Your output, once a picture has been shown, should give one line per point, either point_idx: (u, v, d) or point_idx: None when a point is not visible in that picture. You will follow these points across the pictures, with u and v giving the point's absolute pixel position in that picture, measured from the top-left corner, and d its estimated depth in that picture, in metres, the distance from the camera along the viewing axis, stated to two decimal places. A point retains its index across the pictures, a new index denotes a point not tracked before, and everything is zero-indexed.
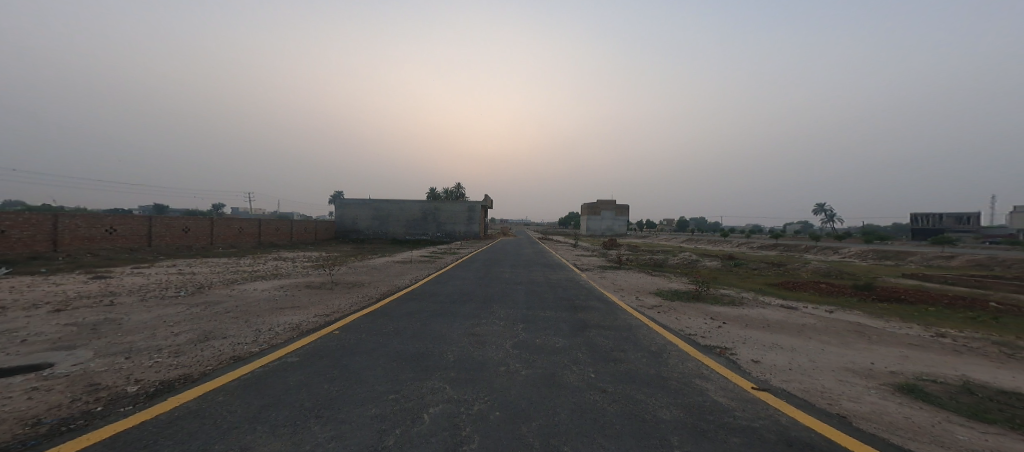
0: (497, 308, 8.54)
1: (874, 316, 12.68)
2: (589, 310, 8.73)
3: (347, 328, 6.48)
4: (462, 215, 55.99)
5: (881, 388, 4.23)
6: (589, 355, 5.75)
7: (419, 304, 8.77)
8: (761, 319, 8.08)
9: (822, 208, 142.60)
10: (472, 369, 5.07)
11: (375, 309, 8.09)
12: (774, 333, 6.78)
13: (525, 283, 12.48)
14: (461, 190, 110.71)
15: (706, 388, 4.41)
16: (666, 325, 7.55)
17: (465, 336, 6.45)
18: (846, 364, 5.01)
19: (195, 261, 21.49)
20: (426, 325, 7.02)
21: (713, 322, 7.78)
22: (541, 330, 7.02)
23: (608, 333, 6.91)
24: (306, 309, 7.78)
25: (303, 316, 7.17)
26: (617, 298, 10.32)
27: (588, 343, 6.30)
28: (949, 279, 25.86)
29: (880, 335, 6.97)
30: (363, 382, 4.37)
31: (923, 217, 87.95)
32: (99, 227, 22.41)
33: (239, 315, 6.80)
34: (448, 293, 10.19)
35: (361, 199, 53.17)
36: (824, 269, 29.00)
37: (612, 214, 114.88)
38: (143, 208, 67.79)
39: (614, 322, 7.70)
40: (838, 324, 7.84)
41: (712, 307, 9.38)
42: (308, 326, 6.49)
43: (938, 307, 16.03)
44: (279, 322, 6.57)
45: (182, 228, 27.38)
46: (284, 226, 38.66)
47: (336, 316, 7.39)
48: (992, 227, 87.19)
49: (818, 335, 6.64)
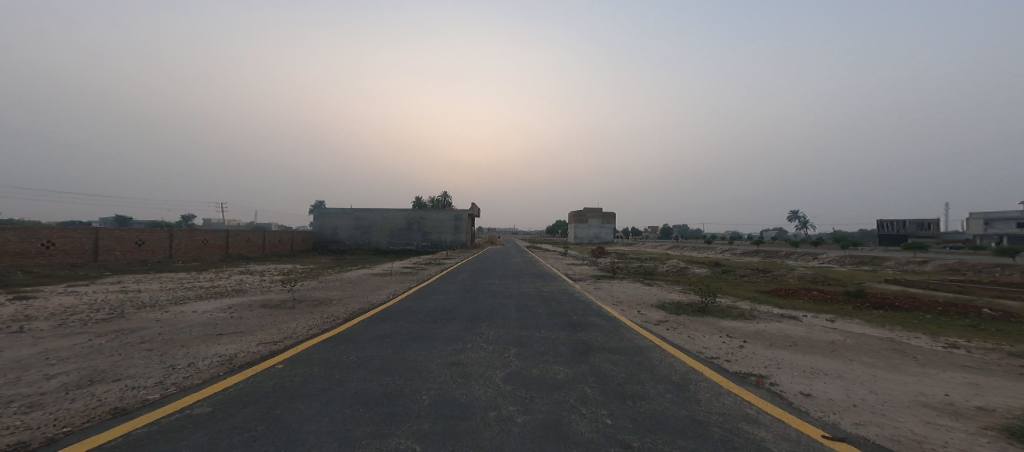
0: (484, 329, 7.35)
1: (879, 326, 12.07)
2: (589, 329, 7.61)
3: (293, 361, 5.13)
4: (448, 224, 54.39)
5: (988, 433, 3.23)
6: (601, 392, 4.65)
7: (393, 325, 7.53)
8: (783, 335, 7.12)
9: (795, 216, 146.57)
10: (452, 418, 3.87)
11: (337, 332, 6.83)
12: (806, 353, 5.80)
13: (515, 296, 11.34)
14: (448, 198, 109.46)
15: (761, 438, 3.34)
16: (679, 346, 6.48)
17: (445, 367, 5.24)
18: (919, 398, 4.01)
19: (144, 278, 19.40)
20: (398, 353, 5.77)
21: (732, 340, 6.76)
22: (537, 355, 5.89)
23: (617, 358, 5.84)
24: (252, 335, 6.44)
25: (243, 344, 5.88)
26: (617, 313, 9.22)
27: (596, 373, 5.21)
28: (932, 284, 26.02)
29: (924, 354, 6.06)
30: (298, 444, 3.14)
31: (890, 225, 91.16)
32: (35, 241, 20.17)
33: (155, 348, 5.46)
34: (428, 310, 8.95)
35: (340, 208, 51.15)
36: (811, 275, 28.88)
37: (598, 222, 115.24)
38: (99, 220, 63.43)
39: (620, 343, 6.65)
40: (871, 341, 6.89)
41: (725, 323, 8.37)
42: (242, 359, 5.17)
43: (933, 314, 15.66)
44: (206, 355, 5.25)
45: (135, 240, 25.10)
46: (256, 238, 36.42)
47: (286, 343, 6.10)
48: (954, 233, 91.34)
49: (858, 356, 5.66)
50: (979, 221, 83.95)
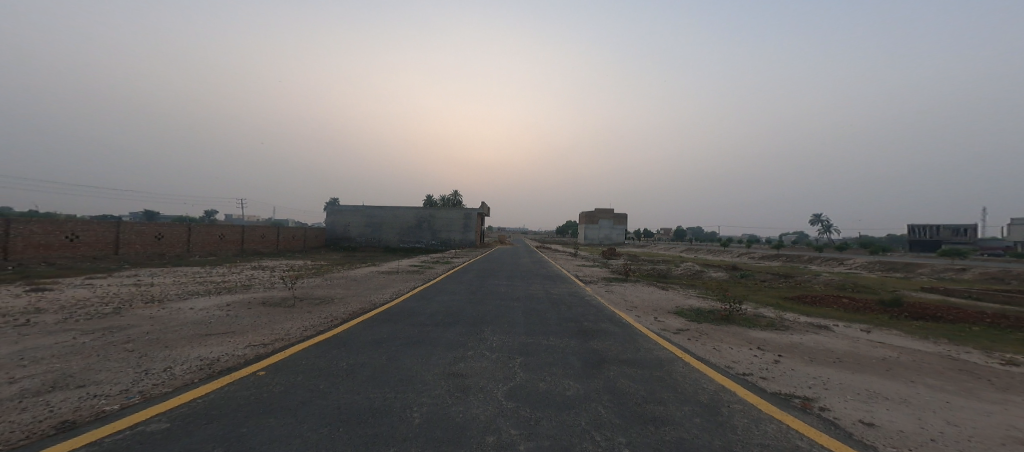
0: (487, 334, 6.83)
1: (920, 339, 11.06)
2: (602, 337, 7.01)
3: (276, 368, 4.71)
4: (457, 223, 54.16)
5: None
6: (616, 414, 4.05)
7: (392, 327, 7.09)
8: (823, 349, 6.37)
9: (817, 220, 142.07)
10: (444, 441, 3.36)
11: (332, 335, 6.43)
12: (855, 372, 5.07)
13: (523, 298, 10.80)
14: (460, 197, 109.75)
15: None
16: (704, 358, 5.83)
17: (442, 379, 4.74)
18: (1011, 433, 3.30)
19: (160, 271, 19.62)
20: (393, 360, 5.30)
21: (763, 354, 6.07)
22: (545, 366, 5.35)
23: (634, 372, 5.25)
24: (241, 336, 6.10)
25: (229, 346, 5.51)
26: (632, 319, 8.56)
27: (611, 391, 4.62)
28: (972, 293, 24.32)
29: (995, 376, 5.26)
30: None
31: (920, 230, 86.91)
32: (58, 234, 20.60)
33: (135, 350, 5.15)
34: (431, 312, 8.50)
35: (353, 205, 51.53)
36: (837, 281, 27.41)
37: (612, 223, 113.74)
38: (130, 214, 65.74)
39: (637, 354, 6.03)
40: (928, 358, 6.08)
41: (753, 332, 7.63)
42: (223, 364, 4.78)
43: (978, 326, 14.44)
44: (186, 360, 4.88)
45: (155, 234, 25.51)
46: (271, 233, 36.83)
47: (276, 345, 5.72)
48: (992, 240, 86.50)
49: (919, 377, 4.89)
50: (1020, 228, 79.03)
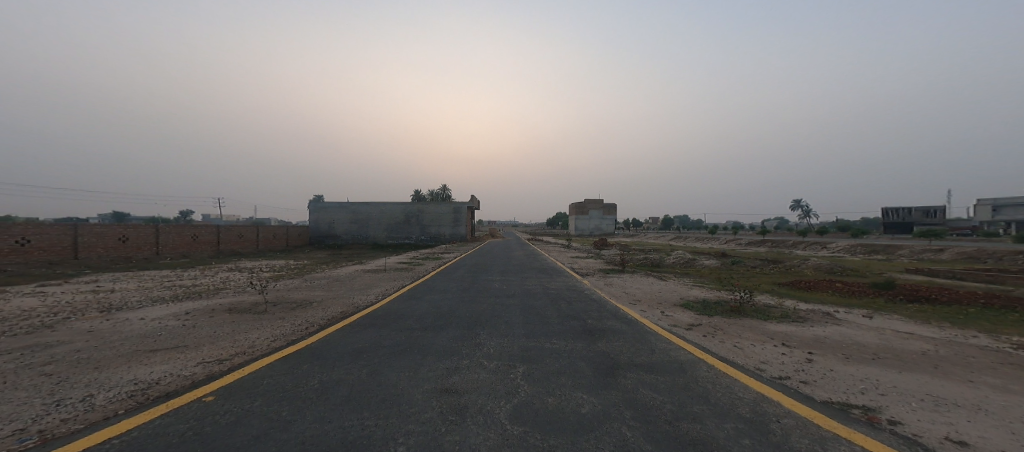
0: (484, 339, 6.06)
1: (926, 323, 10.73)
2: (610, 337, 6.31)
3: (228, 392, 3.83)
4: (447, 217, 52.93)
5: None
6: (646, 436, 3.34)
7: (375, 334, 6.25)
8: (855, 343, 5.79)
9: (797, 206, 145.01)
10: None
11: (305, 345, 5.55)
12: (904, 371, 4.47)
13: (518, 295, 10.04)
14: (447, 191, 108.11)
15: None
16: (730, 360, 5.18)
17: (432, 398, 3.94)
18: None
19: (125, 276, 18.21)
20: (375, 375, 4.50)
21: (791, 351, 5.47)
22: (553, 376, 4.60)
23: (657, 379, 4.55)
24: (195, 350, 5.19)
25: (175, 365, 4.58)
26: (638, 315, 7.90)
27: (634, 405, 3.92)
28: (957, 273, 24.58)
29: None
30: None
31: (896, 214, 89.34)
32: (7, 238, 18.96)
33: (52, 375, 4.18)
34: (419, 314, 7.68)
35: (336, 202, 49.86)
36: (827, 265, 27.51)
37: (600, 214, 114.26)
38: (99, 217, 62.52)
39: (654, 357, 5.34)
40: (968, 351, 5.54)
41: (772, 326, 7.05)
42: (163, 389, 3.89)
43: (975, 308, 14.30)
44: (113, 386, 3.93)
45: (118, 236, 23.84)
46: (249, 233, 35.22)
47: (234, 361, 4.81)
48: (962, 219, 89.35)
49: (977, 376, 4.31)
50: (988, 208, 81.43)
